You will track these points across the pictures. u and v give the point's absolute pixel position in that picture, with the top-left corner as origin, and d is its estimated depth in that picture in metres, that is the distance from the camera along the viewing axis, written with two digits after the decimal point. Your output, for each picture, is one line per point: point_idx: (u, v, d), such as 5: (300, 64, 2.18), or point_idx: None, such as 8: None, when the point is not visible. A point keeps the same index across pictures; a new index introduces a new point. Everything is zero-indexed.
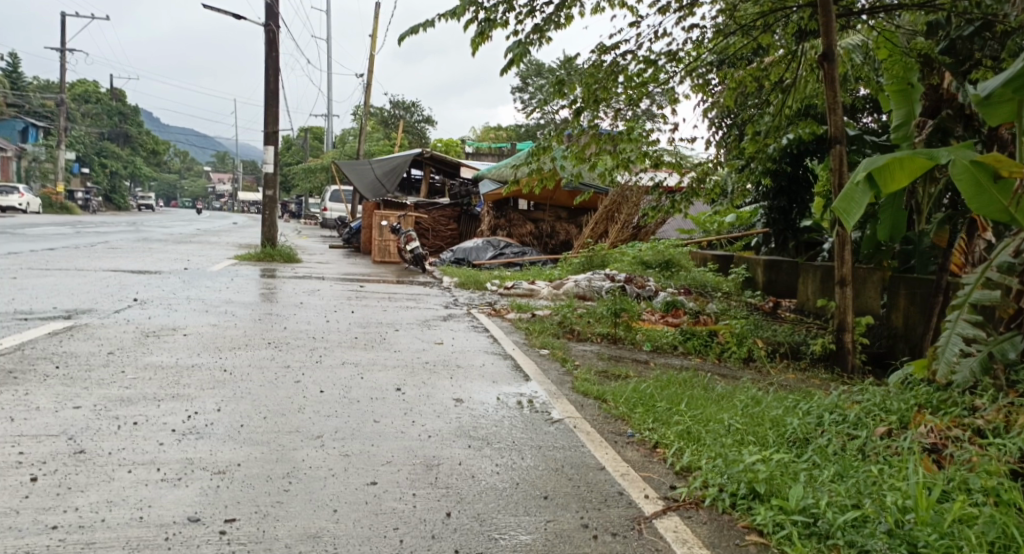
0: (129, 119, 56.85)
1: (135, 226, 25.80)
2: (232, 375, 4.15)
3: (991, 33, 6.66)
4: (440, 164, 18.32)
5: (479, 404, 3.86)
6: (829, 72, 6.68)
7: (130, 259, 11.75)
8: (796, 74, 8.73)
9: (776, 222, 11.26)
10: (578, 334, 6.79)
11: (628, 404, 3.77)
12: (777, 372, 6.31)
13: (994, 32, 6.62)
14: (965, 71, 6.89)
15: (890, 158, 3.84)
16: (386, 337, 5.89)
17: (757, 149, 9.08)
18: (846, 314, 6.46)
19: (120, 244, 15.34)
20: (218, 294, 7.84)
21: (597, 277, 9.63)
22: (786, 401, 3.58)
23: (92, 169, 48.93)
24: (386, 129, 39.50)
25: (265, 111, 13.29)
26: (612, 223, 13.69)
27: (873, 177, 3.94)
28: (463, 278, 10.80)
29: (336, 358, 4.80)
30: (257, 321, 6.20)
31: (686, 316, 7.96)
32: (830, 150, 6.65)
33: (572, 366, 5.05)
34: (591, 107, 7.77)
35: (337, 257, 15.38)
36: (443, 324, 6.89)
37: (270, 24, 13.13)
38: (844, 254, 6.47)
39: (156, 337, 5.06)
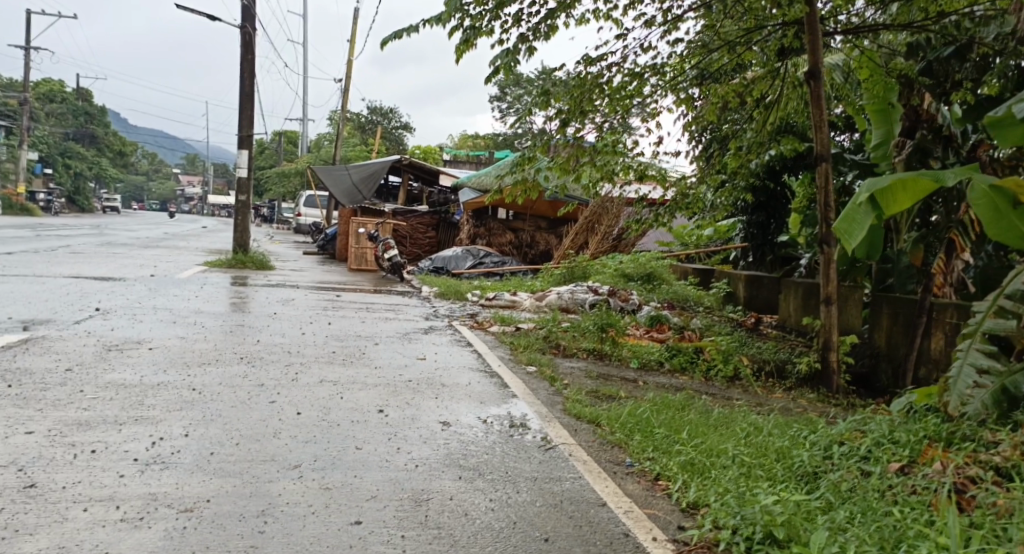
0: (96, 119, 55.66)
1: (101, 229, 25.12)
2: (202, 395, 3.88)
3: None
4: (417, 172, 18.08)
5: (467, 428, 3.64)
6: (815, 89, 6.60)
7: (95, 264, 11.32)
8: (779, 91, 8.64)
9: (757, 237, 11.21)
10: (563, 350, 6.61)
11: (625, 429, 3.59)
12: (765, 392, 6.19)
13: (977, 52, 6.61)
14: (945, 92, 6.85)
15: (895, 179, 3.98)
16: (365, 352, 5.64)
17: (741, 164, 9.00)
18: (833, 333, 6.37)
19: (84, 249, 14.84)
20: (187, 304, 7.52)
21: (580, 290, 9.47)
22: (789, 430, 3.43)
23: (56, 170, 47.77)
24: (362, 134, 39.09)
25: (239, 115, 12.96)
26: (592, 234, 13.55)
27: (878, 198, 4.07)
28: (442, 288, 10.57)
29: (312, 376, 4.55)
30: (228, 334, 5.91)
31: (670, 331, 7.82)
32: (816, 167, 6.57)
33: (562, 386, 4.85)
34: (577, 117, 7.61)
35: (312, 265, 15.04)
36: (424, 338, 6.66)
37: (245, 26, 12.82)
38: (831, 272, 6.39)
39: (119, 352, 4.77)
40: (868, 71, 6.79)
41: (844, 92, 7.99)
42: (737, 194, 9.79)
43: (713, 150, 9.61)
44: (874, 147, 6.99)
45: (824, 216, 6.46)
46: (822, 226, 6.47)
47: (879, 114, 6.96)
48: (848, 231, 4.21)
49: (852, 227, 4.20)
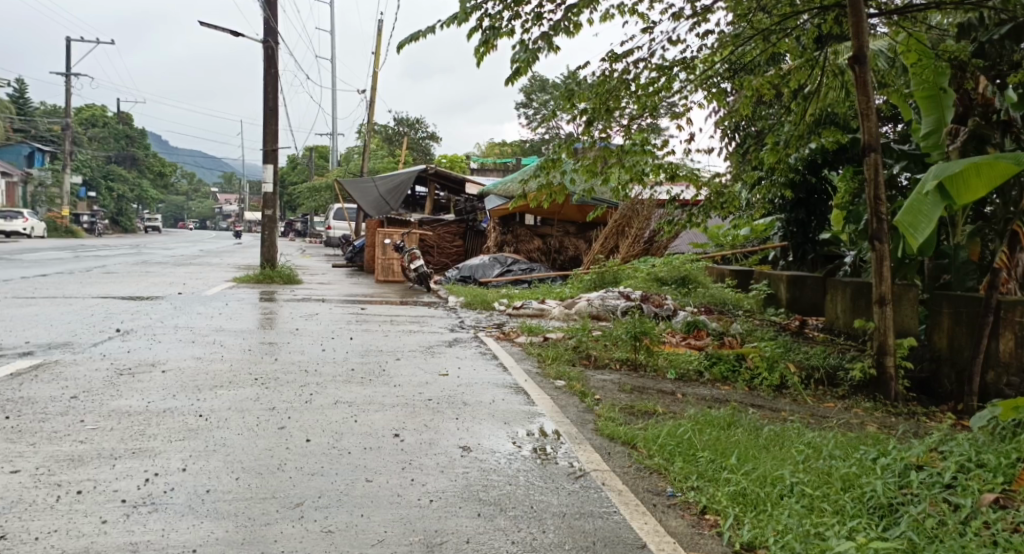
0: (134, 141, 56.94)
1: (139, 249, 25.51)
2: (208, 422, 3.63)
3: (1020, 37, 6.20)
4: (444, 181, 17.88)
5: (490, 454, 3.32)
6: (861, 75, 6.15)
7: (124, 284, 11.27)
8: (819, 80, 8.23)
9: (796, 235, 10.72)
10: (595, 361, 6.27)
11: (666, 452, 3.24)
12: (814, 402, 5.76)
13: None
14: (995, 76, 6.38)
15: (966, 165, 3.93)
16: (385, 368, 5.37)
17: (778, 159, 8.58)
18: (887, 335, 5.93)
19: (117, 268, 14.89)
20: (209, 322, 7.36)
21: (611, 296, 9.12)
22: (851, 454, 3.07)
23: (98, 192, 48.93)
24: (390, 146, 39.19)
25: (263, 129, 12.87)
26: (623, 238, 13.17)
27: (945, 187, 4.00)
28: (469, 298, 10.30)
29: (328, 398, 4.28)
30: (247, 353, 5.70)
31: (709, 338, 7.41)
32: (865, 158, 6.14)
33: (593, 401, 4.51)
34: (604, 117, 7.27)
35: (340, 278, 14.88)
36: (449, 351, 6.38)
37: (267, 39, 12.75)
38: (883, 271, 5.95)
39: (131, 376, 4.57)
40: (916, 55, 6.21)
41: (888, 80, 7.51)
42: (775, 191, 9.33)
43: (748, 145, 9.18)
44: (924, 137, 6.45)
45: (874, 209, 6.04)
46: (872, 221, 6.05)
47: (928, 101, 6.38)
48: (912, 226, 4.25)
49: (916, 221, 4.25)
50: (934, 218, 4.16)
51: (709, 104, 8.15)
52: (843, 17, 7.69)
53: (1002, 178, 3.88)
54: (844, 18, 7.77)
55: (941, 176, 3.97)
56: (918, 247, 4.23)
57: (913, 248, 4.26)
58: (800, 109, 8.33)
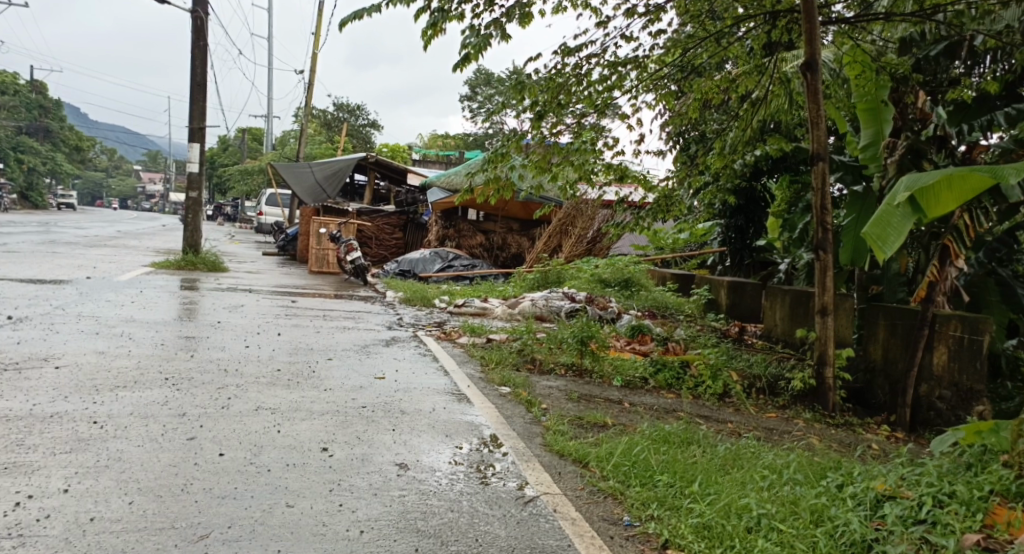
0: (52, 113, 53.83)
1: (53, 229, 23.99)
2: (105, 430, 3.18)
3: (959, 54, 6.25)
4: (384, 170, 17.34)
5: (429, 473, 3.00)
6: (811, 82, 6.00)
7: (29, 266, 10.39)
8: (765, 88, 8.03)
9: (734, 242, 10.70)
10: (540, 366, 5.99)
11: (621, 473, 3.00)
12: (758, 413, 5.65)
13: (964, 52, 6.21)
14: (939, 91, 6.40)
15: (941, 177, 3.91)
16: (316, 369, 4.95)
17: (724, 164, 8.48)
18: (829, 346, 5.88)
19: (23, 247, 13.82)
20: (121, 312, 6.75)
21: (556, 296, 8.88)
22: (816, 482, 2.86)
23: (9, 165, 46.02)
24: (327, 132, 38.09)
25: (189, 106, 12.11)
26: (566, 237, 12.98)
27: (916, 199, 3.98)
28: (407, 294, 9.89)
29: (247, 402, 3.85)
30: (159, 348, 5.18)
31: (653, 343, 7.25)
32: (813, 167, 6.04)
33: (540, 412, 4.21)
34: (554, 111, 6.98)
35: (270, 267, 14.20)
36: (385, 351, 5.99)
37: (197, 10, 12.00)
38: (826, 281, 5.89)
39: (18, 372, 4.03)
40: (859, 66, 6.09)
41: (833, 91, 7.46)
42: (720, 196, 9.26)
43: (695, 149, 9.09)
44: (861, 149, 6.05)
45: (819, 219, 5.96)
46: (818, 230, 5.97)
47: (867, 113, 6.05)
48: (879, 238, 4.15)
49: (884, 234, 4.15)
50: (903, 231, 4.08)
51: (658, 105, 7.98)
52: (793, 24, 7.63)
53: (974, 192, 3.84)
54: (794, 25, 7.70)
55: (913, 186, 3.95)
56: (885, 260, 4.13)
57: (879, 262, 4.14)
58: (748, 115, 8.24)
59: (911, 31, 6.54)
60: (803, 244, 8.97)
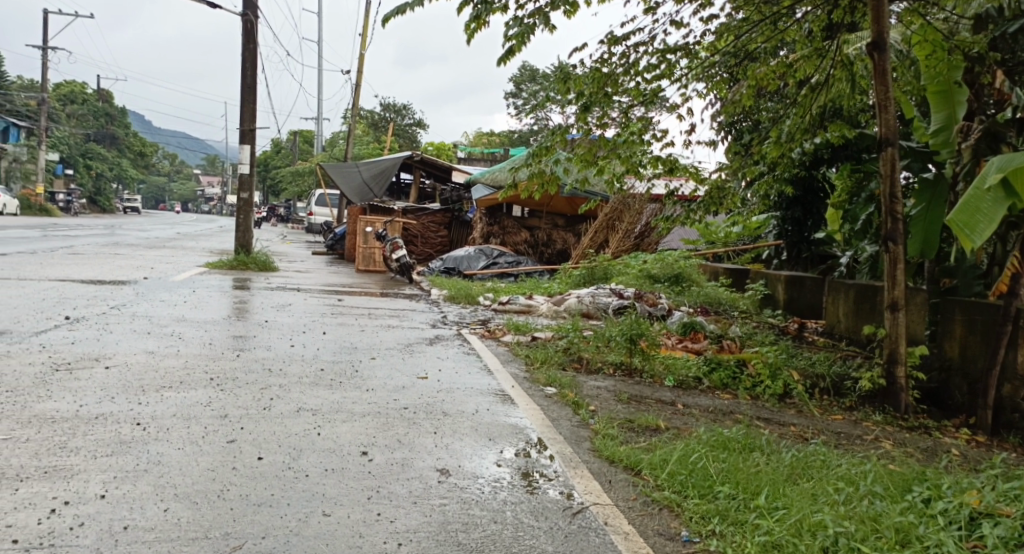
0: (116, 120, 55.90)
1: (115, 231, 24.78)
2: (147, 431, 3.13)
3: None
4: (430, 168, 17.35)
5: (472, 480, 2.86)
6: (880, 62, 5.66)
7: (88, 266, 10.65)
8: (826, 72, 7.68)
9: (791, 235, 10.35)
10: (586, 365, 5.80)
11: (678, 483, 2.83)
12: (821, 414, 5.36)
13: None
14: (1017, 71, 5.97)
15: None
16: (359, 369, 4.87)
17: (780, 154, 8.14)
18: (899, 344, 5.55)
19: (85, 249, 14.24)
20: (172, 311, 6.81)
21: (603, 292, 8.68)
22: (895, 498, 2.63)
23: (76, 170, 47.96)
24: (375, 131, 38.47)
25: (240, 107, 12.28)
26: (614, 232, 12.73)
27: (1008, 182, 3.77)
28: (453, 291, 9.81)
29: (289, 404, 3.78)
30: (206, 347, 5.18)
31: (707, 341, 6.99)
32: (881, 153, 5.70)
33: (588, 414, 4.05)
34: (601, 102, 6.79)
35: (319, 266, 14.33)
36: (429, 350, 5.89)
37: (247, 13, 12.15)
38: (897, 275, 5.55)
39: (67, 372, 4.03)
40: (930, 45, 5.81)
41: (899, 73, 7.04)
42: (775, 187, 8.90)
43: (749, 139, 8.77)
44: (932, 134, 5.84)
45: (889, 208, 5.64)
46: (887, 220, 5.65)
47: (938, 95, 5.81)
48: (968, 227, 3.93)
49: (973, 221, 3.93)
50: (996, 217, 3.85)
51: (710, 94, 7.71)
52: (854, 5, 7.25)
53: None
54: (857, 5, 7.32)
55: (1006, 167, 3.74)
56: (975, 250, 3.92)
57: (969, 251, 3.93)
58: (806, 102, 7.89)
59: (986, 7, 6.12)
60: (864, 236, 8.54)
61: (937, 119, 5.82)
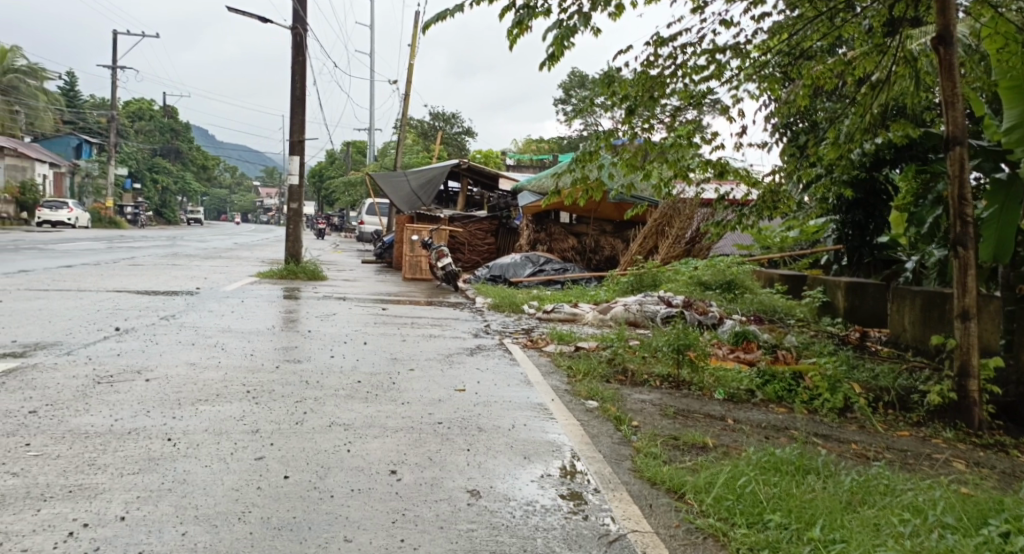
0: (179, 134, 57.97)
1: (176, 242, 25.55)
2: (177, 446, 3.08)
3: None
4: (477, 176, 17.34)
5: (503, 503, 2.72)
6: (946, 57, 5.31)
7: (145, 277, 10.92)
8: (887, 68, 7.30)
9: (852, 239, 9.84)
10: (631, 377, 5.59)
11: (724, 510, 2.63)
12: (884, 430, 5.03)
13: None
14: None
15: None
16: (397, 381, 4.79)
17: (838, 155, 7.79)
18: (970, 355, 5.18)
19: (144, 260, 14.67)
20: (218, 321, 6.88)
21: (651, 301, 8.45)
22: (972, 533, 2.38)
23: (143, 184, 49.85)
24: (425, 140, 38.85)
25: (290, 119, 12.46)
26: (663, 238, 12.44)
27: None
28: (498, 300, 9.70)
29: (321, 418, 3.71)
30: (247, 359, 5.18)
31: (761, 351, 6.69)
32: (948, 153, 5.34)
33: (630, 430, 3.87)
34: (647, 106, 6.59)
35: (368, 275, 14.43)
36: (469, 361, 5.78)
37: (296, 26, 12.33)
38: (968, 281, 5.20)
39: (108, 384, 4.05)
40: (1003, 39, 5.42)
41: (968, 68, 6.63)
42: (833, 189, 8.52)
43: (804, 140, 8.42)
44: (1004, 133, 5.34)
45: (958, 211, 5.28)
46: (955, 223, 5.29)
47: (1012, 91, 5.34)
48: None
49: None
50: None
51: (761, 95, 7.42)
52: None
53: None
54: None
55: None
56: None
57: None
58: (864, 100, 7.52)
59: None
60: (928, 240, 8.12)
61: (1011, 116, 5.33)
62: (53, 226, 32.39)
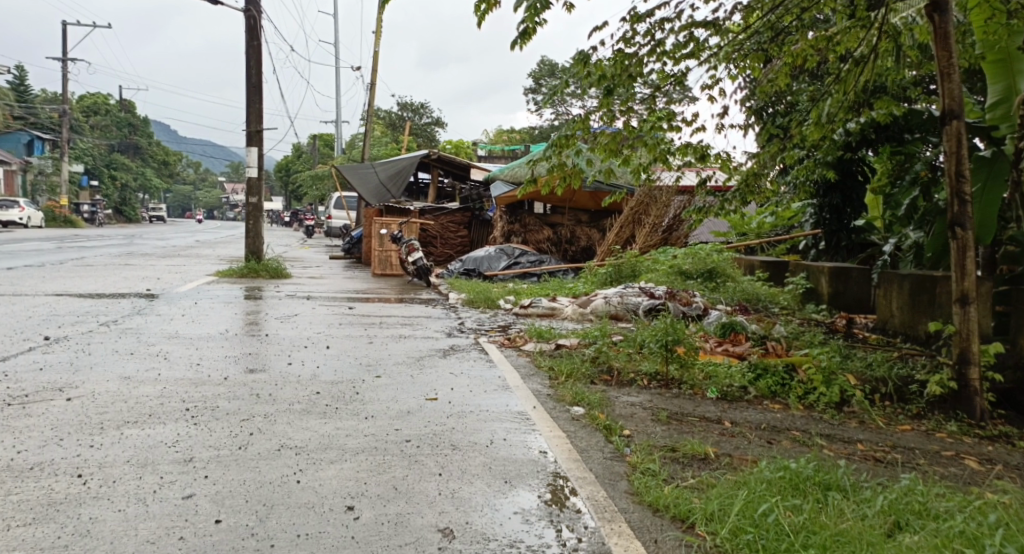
0: (140, 130, 56.57)
1: (135, 240, 24.66)
2: (88, 485, 2.57)
3: None
4: (447, 166, 16.83)
5: (480, 545, 2.27)
6: (941, 25, 4.89)
7: (93, 279, 10.24)
8: (872, 43, 6.93)
9: (830, 223, 9.52)
10: (617, 377, 5.17)
11: (744, 546, 2.23)
12: (888, 428, 4.67)
13: None
14: None
15: None
16: (360, 390, 4.30)
17: (822, 135, 7.43)
18: (971, 342, 4.83)
19: (96, 260, 13.88)
20: (166, 326, 6.32)
21: (632, 292, 8.04)
22: None
23: (101, 182, 48.42)
24: (393, 132, 38.12)
25: (247, 108, 11.81)
26: (640, 226, 12.06)
27: None
28: (471, 295, 9.23)
29: (270, 440, 3.21)
30: (191, 369, 4.64)
31: (749, 343, 6.32)
32: (945, 127, 4.93)
33: (622, 441, 3.45)
34: (625, 85, 6.12)
35: (335, 271, 13.83)
36: (440, 363, 5.31)
37: (250, 8, 11.67)
38: (967, 264, 4.81)
39: (20, 407, 3.51)
40: (990, 11, 5.05)
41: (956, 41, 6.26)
42: (816, 172, 8.18)
43: (786, 121, 8.06)
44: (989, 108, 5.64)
45: (955, 189, 4.87)
46: (952, 202, 4.87)
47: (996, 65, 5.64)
48: None
49: None
50: None
51: (741, 73, 7.03)
52: None
53: None
54: None
55: None
56: None
57: None
58: (849, 78, 7.13)
59: None
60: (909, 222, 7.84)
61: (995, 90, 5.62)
62: (5, 227, 31.13)
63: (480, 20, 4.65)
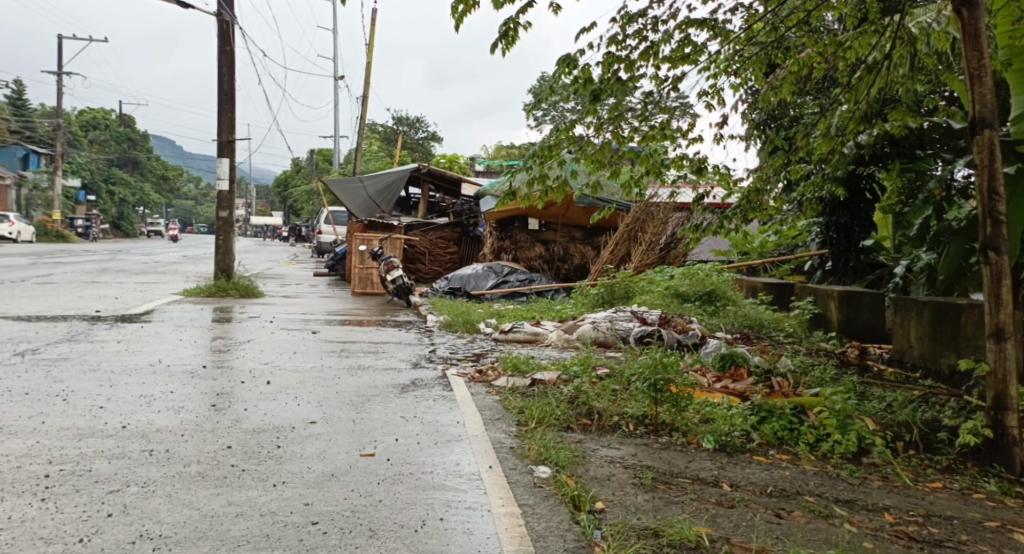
0: (136, 144, 56.24)
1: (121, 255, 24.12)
2: None
3: None
4: (438, 181, 16.16)
5: None
6: (970, 22, 4.01)
7: (46, 298, 9.52)
8: (885, 45, 6.20)
9: (836, 242, 8.76)
10: (599, 421, 4.44)
11: None
12: (916, 487, 3.90)
13: None
14: None
15: None
16: (282, 443, 3.56)
17: (833, 147, 6.71)
18: (1009, 385, 4.04)
19: (62, 278, 13.15)
20: (94, 356, 5.59)
21: (621, 316, 7.33)
22: None
23: (98, 196, 48.05)
24: (389, 146, 37.73)
25: (218, 118, 11.18)
26: (635, 244, 11.36)
27: None
28: (450, 317, 8.51)
29: (128, 526, 2.46)
30: (90, 413, 3.90)
31: (752, 378, 5.57)
32: (972, 138, 4.07)
33: (591, 523, 2.70)
34: (613, 90, 5.39)
35: (315, 290, 13.11)
36: (393, 404, 4.58)
37: (223, 13, 11.08)
38: (1001, 293, 3.98)
39: None
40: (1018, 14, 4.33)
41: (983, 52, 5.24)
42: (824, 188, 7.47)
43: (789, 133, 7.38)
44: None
45: (986, 208, 4.02)
46: (984, 223, 4.04)
47: None
48: None
49: None
50: None
51: (741, 80, 6.34)
52: None
53: None
54: None
55: None
56: None
57: None
58: (861, 84, 6.41)
59: None
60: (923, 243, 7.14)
61: None
62: None
63: (457, 22, 4.10)
